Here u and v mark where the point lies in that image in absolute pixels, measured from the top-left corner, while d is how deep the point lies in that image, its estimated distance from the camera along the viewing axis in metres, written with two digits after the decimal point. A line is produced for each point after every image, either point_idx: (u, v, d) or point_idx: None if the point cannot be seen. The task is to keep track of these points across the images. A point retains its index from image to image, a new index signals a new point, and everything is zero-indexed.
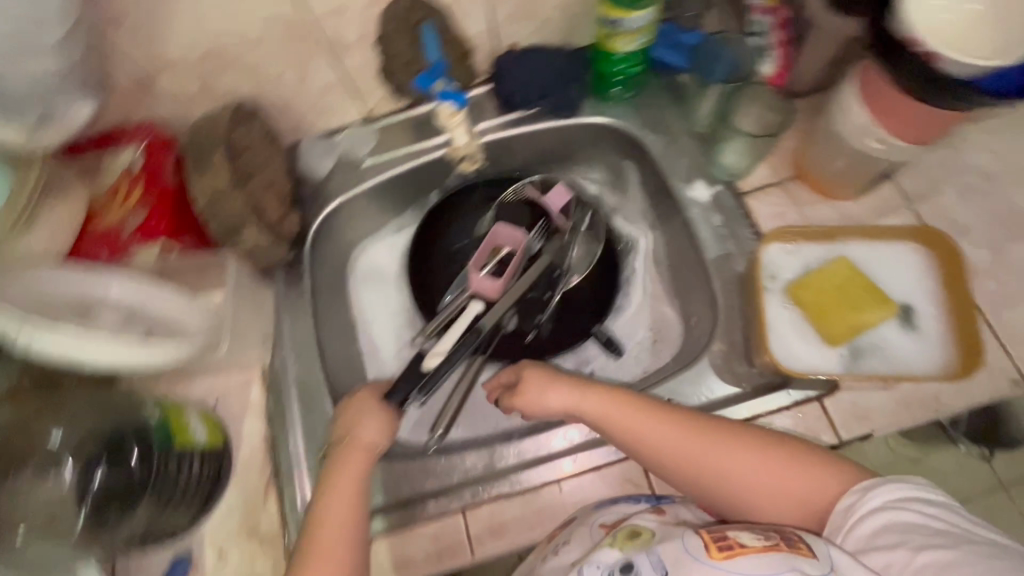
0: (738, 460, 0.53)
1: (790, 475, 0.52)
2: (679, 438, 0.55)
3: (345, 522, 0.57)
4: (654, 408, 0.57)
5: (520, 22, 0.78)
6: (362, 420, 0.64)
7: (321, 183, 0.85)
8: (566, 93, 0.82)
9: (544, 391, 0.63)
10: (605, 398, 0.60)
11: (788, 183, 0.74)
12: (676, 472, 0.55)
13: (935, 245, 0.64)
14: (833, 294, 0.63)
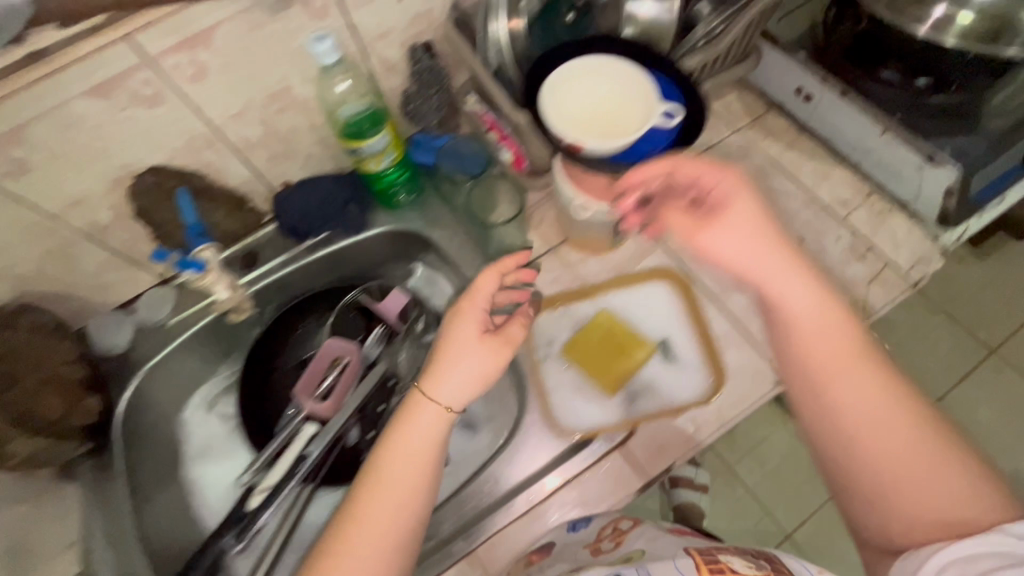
0: (896, 434, 0.53)
1: (918, 458, 0.53)
2: (870, 397, 0.54)
3: (386, 543, 0.53)
4: (830, 335, 0.56)
5: (283, 163, 0.83)
6: (473, 364, 0.58)
7: (123, 356, 0.83)
8: (344, 214, 0.86)
9: (720, 236, 0.58)
10: (827, 316, 0.56)
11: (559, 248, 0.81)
12: (841, 419, 0.55)
13: (673, 278, 0.72)
14: (601, 343, 0.68)
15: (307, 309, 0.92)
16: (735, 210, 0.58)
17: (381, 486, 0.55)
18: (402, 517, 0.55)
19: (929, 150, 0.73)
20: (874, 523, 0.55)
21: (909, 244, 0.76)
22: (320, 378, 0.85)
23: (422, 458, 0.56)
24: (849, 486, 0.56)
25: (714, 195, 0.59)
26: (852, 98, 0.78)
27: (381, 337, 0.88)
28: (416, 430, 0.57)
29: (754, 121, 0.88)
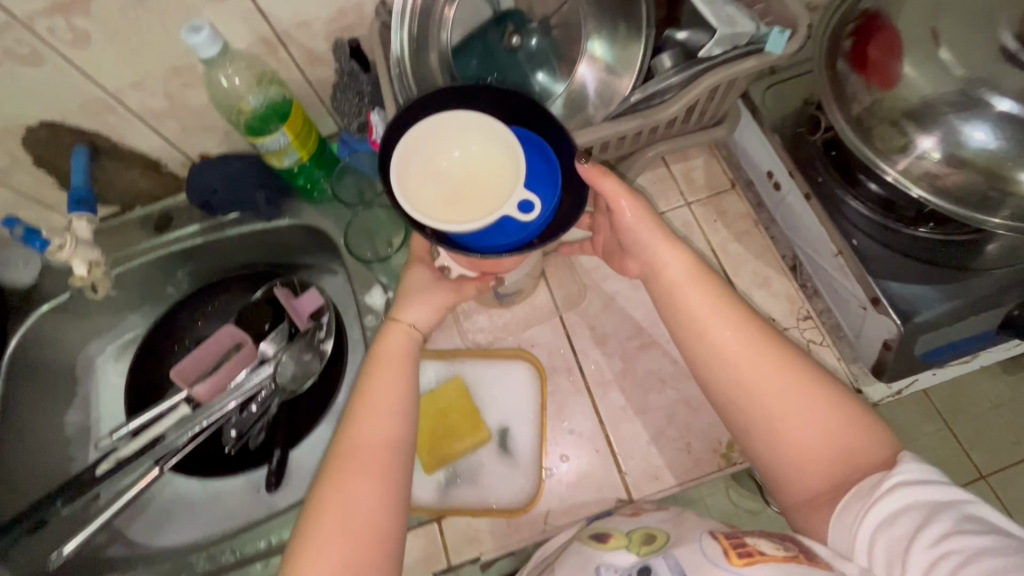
0: (769, 373, 0.51)
1: (804, 402, 0.50)
2: (743, 348, 0.52)
3: (394, 418, 0.56)
4: (695, 292, 0.55)
5: (198, 135, 0.79)
6: (407, 303, 0.62)
7: (26, 291, 0.85)
8: (252, 199, 0.82)
9: (620, 196, 0.57)
10: (694, 268, 0.56)
11: None
12: (716, 374, 0.53)
13: (536, 364, 0.67)
14: (437, 420, 0.64)
15: (219, 285, 0.93)
16: (622, 210, 0.58)
17: (385, 374, 0.58)
18: (387, 435, 0.55)
19: (876, 291, 0.62)
20: (777, 458, 0.51)
21: None
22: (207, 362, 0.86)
23: (391, 359, 0.59)
24: (753, 439, 0.52)
25: (612, 205, 0.57)
26: (814, 204, 0.67)
27: (277, 336, 0.87)
28: (389, 352, 0.59)
29: (712, 196, 0.77)
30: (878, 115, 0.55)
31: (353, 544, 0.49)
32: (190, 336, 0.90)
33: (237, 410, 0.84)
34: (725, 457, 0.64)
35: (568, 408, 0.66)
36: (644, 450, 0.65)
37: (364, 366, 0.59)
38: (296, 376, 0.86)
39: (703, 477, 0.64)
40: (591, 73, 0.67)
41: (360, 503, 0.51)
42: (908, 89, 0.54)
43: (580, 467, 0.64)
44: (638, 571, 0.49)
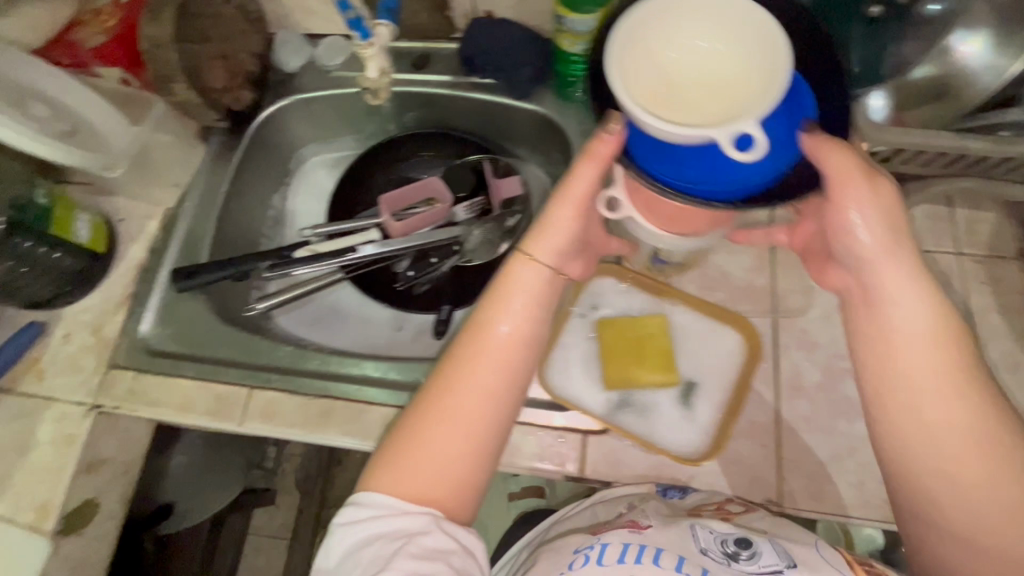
0: (981, 456, 0.46)
1: (1010, 486, 0.46)
2: (960, 415, 0.47)
3: (507, 379, 0.52)
4: (923, 350, 0.48)
5: None
6: (539, 235, 0.56)
7: (286, 76, 0.92)
8: (516, 72, 0.83)
9: (854, 205, 0.50)
10: (939, 325, 0.48)
11: None
12: (900, 441, 0.49)
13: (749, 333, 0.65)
14: (629, 344, 0.64)
15: (436, 139, 0.95)
16: (849, 202, 0.49)
17: (494, 315, 0.54)
18: (490, 381, 0.52)
19: None
20: (938, 526, 0.48)
21: None
22: (410, 202, 0.90)
23: (517, 299, 0.54)
24: (912, 507, 0.50)
25: (835, 183, 0.49)
26: None
27: (475, 206, 0.90)
28: (517, 281, 0.55)
29: (989, 257, 0.69)
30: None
31: (447, 479, 0.51)
32: (395, 172, 0.95)
33: (414, 256, 0.89)
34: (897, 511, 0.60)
35: (753, 392, 0.64)
36: (814, 467, 0.62)
37: (481, 299, 0.55)
38: (477, 247, 0.89)
39: (867, 520, 0.60)
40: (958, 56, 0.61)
41: (450, 437, 0.51)
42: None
43: (745, 451, 0.62)
44: (734, 539, 0.49)
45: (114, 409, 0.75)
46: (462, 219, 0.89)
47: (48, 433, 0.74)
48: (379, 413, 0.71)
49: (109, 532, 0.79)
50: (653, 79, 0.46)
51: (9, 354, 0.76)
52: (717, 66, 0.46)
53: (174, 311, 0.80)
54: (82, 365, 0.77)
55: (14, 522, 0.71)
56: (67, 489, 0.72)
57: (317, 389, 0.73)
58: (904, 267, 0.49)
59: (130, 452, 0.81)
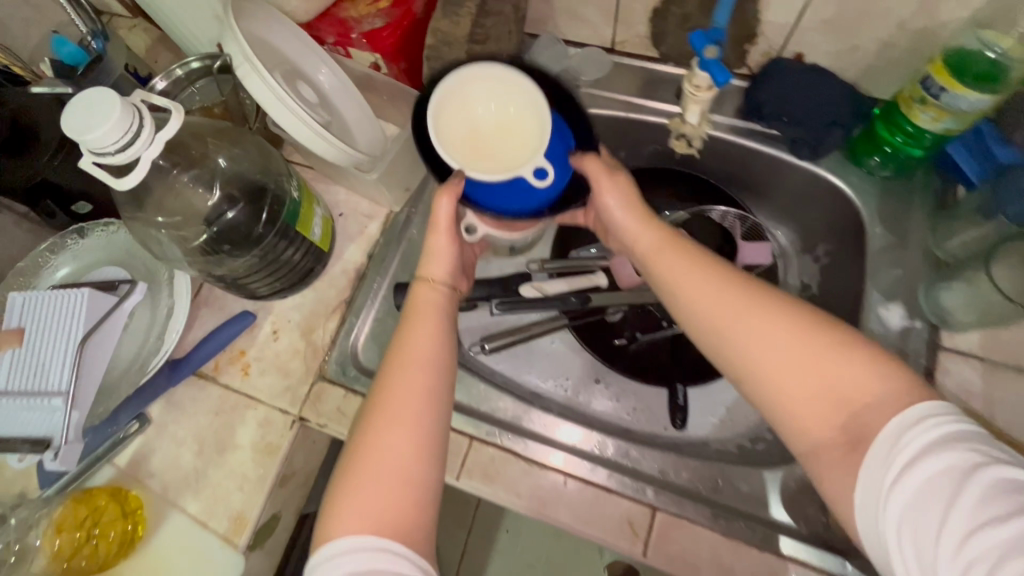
0: (758, 325, 0.47)
1: (822, 370, 0.44)
2: (709, 293, 0.51)
3: (422, 393, 0.50)
4: (689, 269, 0.53)
5: (826, 36, 0.67)
6: (427, 262, 0.59)
7: None
8: (819, 132, 0.71)
9: (609, 196, 0.60)
10: (662, 233, 0.57)
11: (995, 369, 0.62)
12: (721, 359, 0.50)
13: None
14: None
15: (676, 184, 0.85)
16: (605, 192, 0.60)
17: (423, 323, 0.54)
18: (427, 383, 0.51)
19: None
20: (811, 432, 0.44)
21: None
22: None
23: (427, 309, 0.56)
24: (805, 431, 0.45)
25: (593, 187, 0.60)
26: None
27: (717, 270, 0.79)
28: (425, 302, 0.56)
29: None
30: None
31: (402, 471, 0.47)
32: None
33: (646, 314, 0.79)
34: None
35: None
36: None
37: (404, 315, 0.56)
38: None
39: None
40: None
41: (399, 457, 0.47)
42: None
43: None
44: None
45: (319, 427, 0.69)
46: None
47: (248, 435, 0.69)
48: (622, 504, 0.62)
49: (279, 545, 0.74)
50: (461, 127, 0.58)
51: (218, 342, 0.71)
52: (498, 115, 0.59)
53: (386, 328, 0.74)
54: (289, 369, 0.72)
55: (207, 529, 0.66)
56: (262, 503, 0.67)
57: (545, 455, 0.65)
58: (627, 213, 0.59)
59: (313, 464, 0.76)
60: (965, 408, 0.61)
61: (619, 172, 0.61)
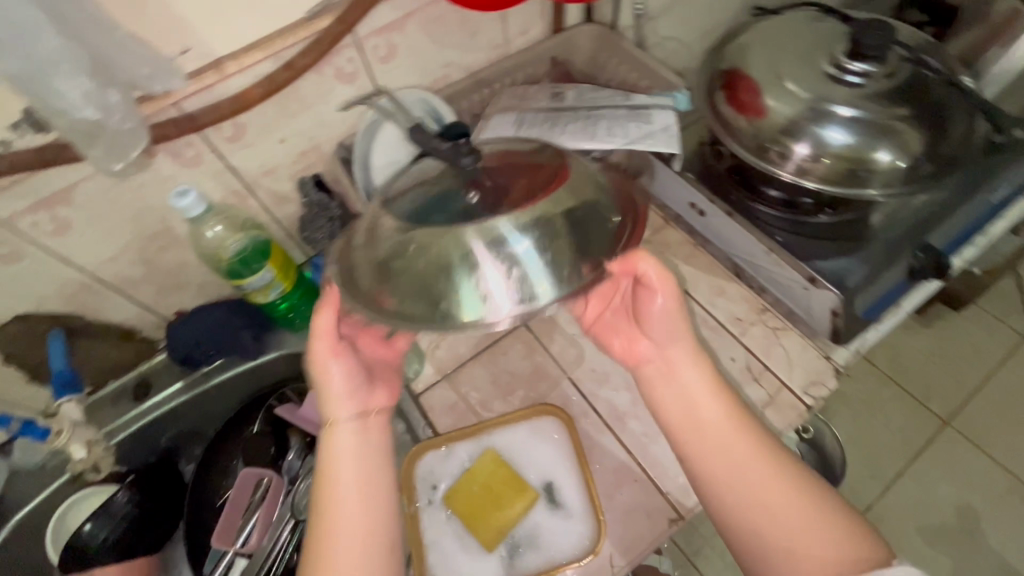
0: (767, 477, 0.54)
1: (806, 521, 0.51)
2: (738, 451, 0.55)
3: None
4: (715, 410, 0.58)
5: (172, 294, 0.81)
6: (331, 403, 0.59)
7: None
8: (237, 342, 0.83)
9: (664, 343, 0.62)
10: (709, 386, 0.59)
11: (454, 374, 0.79)
12: (715, 478, 0.56)
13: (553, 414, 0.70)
14: (483, 494, 0.65)
15: (225, 431, 0.90)
16: (653, 293, 0.61)
17: (349, 494, 0.54)
18: (357, 554, 0.52)
19: (812, 272, 0.74)
20: (766, 556, 0.52)
21: (804, 363, 0.75)
22: (242, 507, 0.82)
23: (352, 464, 0.56)
24: (749, 539, 0.53)
25: (652, 282, 0.61)
26: (739, 219, 0.79)
27: (297, 463, 0.86)
28: (342, 455, 0.57)
29: (653, 234, 0.89)
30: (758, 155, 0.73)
31: (367, 524, 0.54)
32: (207, 497, 0.86)
33: (289, 548, 0.82)
34: None
35: (598, 449, 0.71)
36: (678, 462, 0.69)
37: (317, 482, 0.56)
38: None
39: None
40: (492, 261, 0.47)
41: None
42: (784, 111, 0.70)
43: (627, 501, 0.67)
44: None
45: None
46: (298, 483, 0.84)
47: None
48: None
49: None
50: (59, 534, 0.79)
51: None
52: (73, 518, 0.80)
53: None
54: None
55: None
56: None
57: None
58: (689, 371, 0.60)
59: None
60: (458, 418, 0.75)
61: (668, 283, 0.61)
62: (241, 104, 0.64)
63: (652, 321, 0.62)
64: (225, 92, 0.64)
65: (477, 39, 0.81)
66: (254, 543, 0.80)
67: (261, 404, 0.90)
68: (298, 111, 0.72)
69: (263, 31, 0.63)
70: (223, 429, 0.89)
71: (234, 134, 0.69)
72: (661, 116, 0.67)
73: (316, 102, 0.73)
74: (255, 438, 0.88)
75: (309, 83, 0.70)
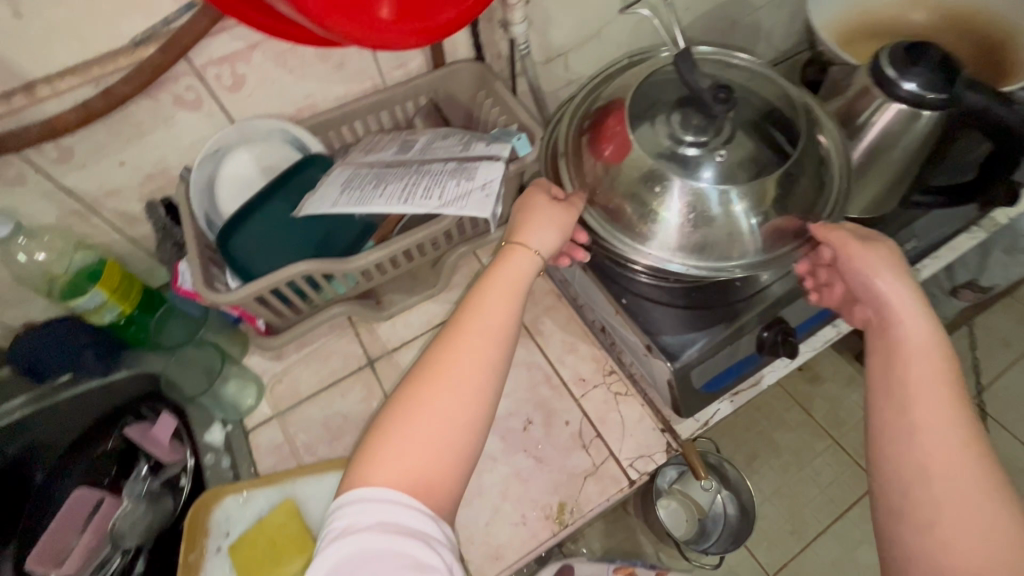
0: (962, 473, 0.47)
1: (988, 554, 0.44)
2: (936, 398, 0.50)
3: (445, 449, 0.47)
4: (937, 387, 0.50)
5: (17, 306, 0.80)
6: (530, 220, 0.61)
7: None
8: (79, 360, 0.81)
9: (878, 270, 0.57)
10: (928, 357, 0.52)
11: (287, 413, 0.77)
12: (889, 424, 0.51)
13: None
14: (266, 547, 0.64)
15: (83, 445, 0.89)
16: (875, 270, 0.57)
17: (473, 336, 0.52)
18: (482, 378, 0.50)
19: (648, 340, 0.70)
20: (940, 551, 0.46)
21: (638, 434, 0.72)
22: (70, 531, 0.79)
23: (510, 288, 0.56)
24: (898, 529, 0.49)
25: (842, 252, 0.60)
26: (591, 275, 0.76)
27: (136, 488, 0.84)
28: (466, 327, 0.52)
29: None
30: (599, 223, 0.65)
31: (465, 421, 0.48)
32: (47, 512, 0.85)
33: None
34: (558, 520, 0.67)
35: None
36: (484, 529, 0.67)
37: (449, 326, 0.53)
38: (148, 527, 0.83)
39: (538, 546, 0.66)
40: (680, 203, 0.61)
41: (439, 420, 0.48)
42: (623, 176, 0.63)
43: None
44: None
45: None
46: (131, 507, 0.83)
47: None
48: None
49: None
50: None
51: None
52: None
53: None
54: None
55: None
56: None
57: None
58: (919, 322, 0.54)
59: None
60: (279, 459, 0.74)
61: (879, 243, 0.59)
62: (55, 128, 0.63)
63: (850, 276, 0.60)
64: (40, 115, 0.63)
65: (345, 71, 0.79)
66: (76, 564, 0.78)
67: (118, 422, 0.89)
68: (136, 136, 0.71)
69: (79, 56, 0.62)
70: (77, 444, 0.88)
71: (61, 155, 0.68)
72: (482, 174, 0.66)
73: (157, 127, 0.71)
74: (108, 456, 0.87)
75: (144, 108, 0.69)
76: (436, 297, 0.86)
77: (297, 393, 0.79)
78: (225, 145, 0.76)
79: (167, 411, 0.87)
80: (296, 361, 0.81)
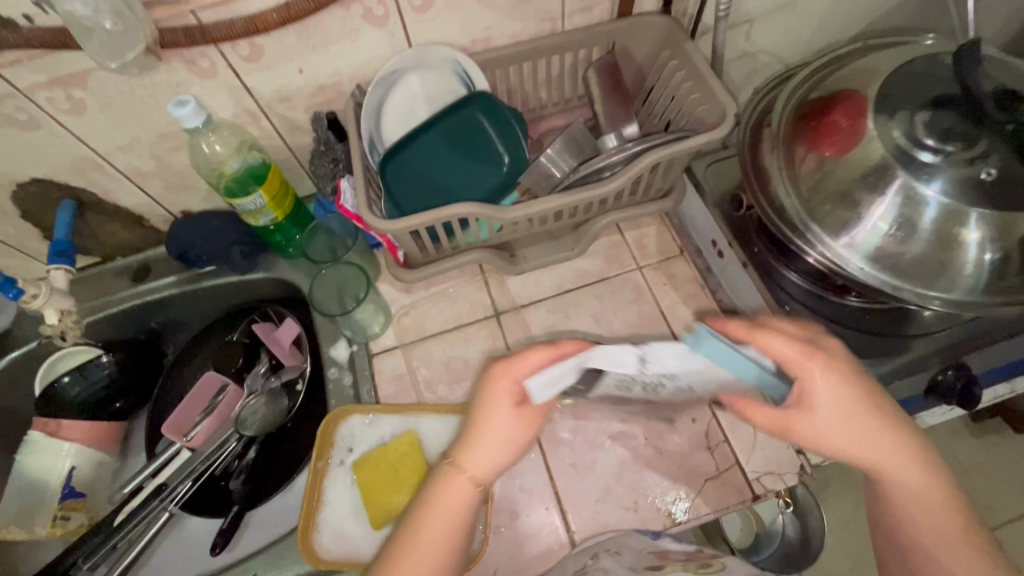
0: (926, 504, 0.47)
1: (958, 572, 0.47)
2: (891, 462, 0.47)
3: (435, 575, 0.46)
4: (886, 441, 0.46)
5: (181, 193, 0.84)
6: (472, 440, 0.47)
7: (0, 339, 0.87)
8: (227, 254, 0.85)
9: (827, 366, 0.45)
10: (879, 417, 0.46)
11: (411, 346, 0.78)
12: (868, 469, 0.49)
13: None
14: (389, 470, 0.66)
15: (213, 329, 0.95)
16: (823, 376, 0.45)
17: (444, 503, 0.47)
18: (460, 501, 0.46)
19: None
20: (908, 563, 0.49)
21: (770, 449, 0.68)
22: (200, 406, 0.87)
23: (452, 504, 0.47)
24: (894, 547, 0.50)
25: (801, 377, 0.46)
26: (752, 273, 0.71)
27: (256, 381, 0.89)
28: (442, 493, 0.47)
29: (661, 261, 0.81)
30: (801, 215, 0.58)
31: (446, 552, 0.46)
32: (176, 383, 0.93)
33: (230, 455, 0.87)
34: (671, 516, 0.65)
35: (521, 465, 0.69)
36: (594, 504, 0.66)
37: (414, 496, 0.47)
38: (264, 421, 0.88)
39: None
40: (890, 205, 0.54)
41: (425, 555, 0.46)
42: (839, 172, 0.56)
43: (528, 524, 0.66)
44: None
45: None
46: (251, 400, 0.88)
47: None
48: None
49: None
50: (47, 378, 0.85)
51: None
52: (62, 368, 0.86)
53: None
54: None
55: None
56: None
57: None
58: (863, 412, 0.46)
59: None
60: (400, 389, 0.76)
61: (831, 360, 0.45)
62: (257, 27, 0.62)
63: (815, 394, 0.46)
64: (244, 10, 0.63)
65: (529, 6, 0.74)
66: (204, 437, 0.86)
67: (246, 316, 0.94)
68: (321, 46, 0.70)
69: None
70: (209, 328, 0.95)
71: (252, 54, 0.68)
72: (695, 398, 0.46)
73: (340, 39, 0.70)
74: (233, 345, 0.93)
75: (335, 18, 0.67)
76: (569, 261, 0.83)
77: (423, 328, 0.80)
78: (399, 68, 0.74)
79: (291, 316, 0.89)
80: (425, 297, 0.81)
